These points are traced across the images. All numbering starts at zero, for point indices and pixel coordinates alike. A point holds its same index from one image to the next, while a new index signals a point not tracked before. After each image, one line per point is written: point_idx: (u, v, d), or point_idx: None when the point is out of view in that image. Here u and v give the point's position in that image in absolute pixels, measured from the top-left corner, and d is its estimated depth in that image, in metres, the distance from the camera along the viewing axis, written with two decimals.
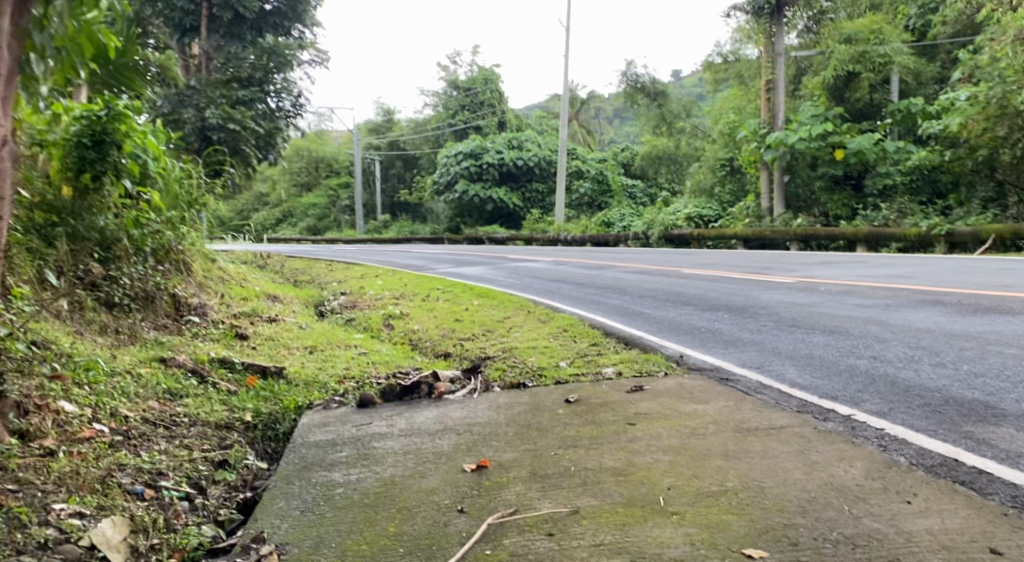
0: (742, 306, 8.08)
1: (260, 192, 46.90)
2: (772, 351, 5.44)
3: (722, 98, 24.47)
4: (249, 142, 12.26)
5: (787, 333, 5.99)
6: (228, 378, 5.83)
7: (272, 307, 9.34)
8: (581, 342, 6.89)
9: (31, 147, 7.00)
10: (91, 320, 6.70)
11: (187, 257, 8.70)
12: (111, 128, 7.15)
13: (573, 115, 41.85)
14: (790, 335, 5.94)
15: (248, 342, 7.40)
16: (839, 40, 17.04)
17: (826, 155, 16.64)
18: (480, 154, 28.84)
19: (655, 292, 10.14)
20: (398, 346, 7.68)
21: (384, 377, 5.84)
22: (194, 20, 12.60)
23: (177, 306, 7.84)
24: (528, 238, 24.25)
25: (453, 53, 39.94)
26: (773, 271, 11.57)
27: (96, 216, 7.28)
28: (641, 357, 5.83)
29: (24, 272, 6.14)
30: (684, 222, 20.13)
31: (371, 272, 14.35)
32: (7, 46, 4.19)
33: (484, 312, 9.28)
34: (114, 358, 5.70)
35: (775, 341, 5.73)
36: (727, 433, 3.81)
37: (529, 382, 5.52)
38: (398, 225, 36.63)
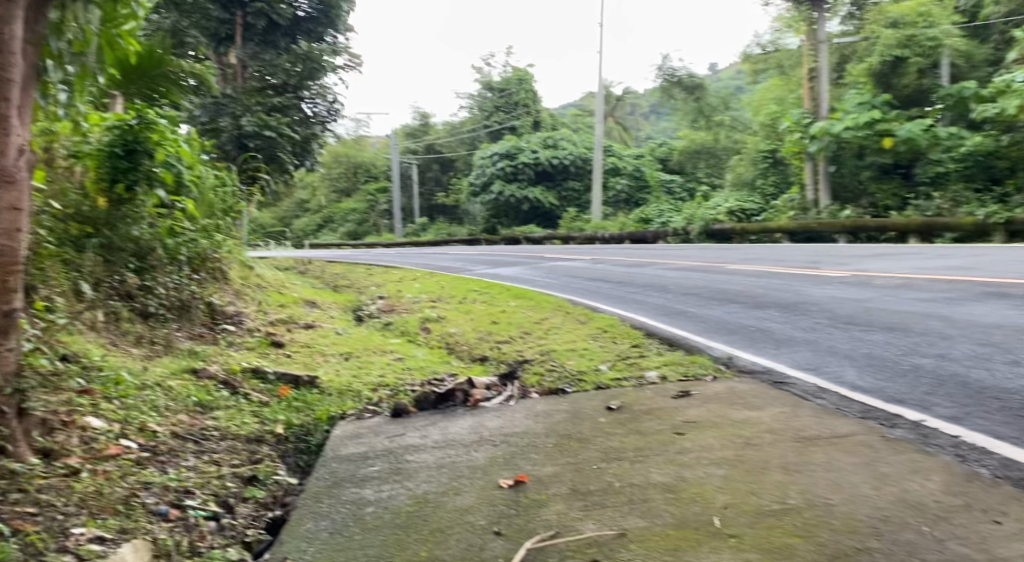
0: (792, 303, 7.73)
1: (299, 198, 47.27)
2: (828, 351, 5.11)
3: (762, 89, 23.96)
4: (285, 149, 12.13)
5: (842, 331, 5.65)
6: (261, 389, 5.62)
7: (309, 313, 9.20)
8: (622, 344, 6.60)
9: (65, 160, 6.90)
10: (126, 331, 6.57)
11: (223, 264, 8.59)
12: (143, 137, 7.03)
13: (609, 112, 41.54)
14: (845, 333, 5.60)
15: (284, 349, 7.22)
16: (885, 24, 16.61)
17: (873, 144, 16.14)
18: (515, 154, 28.68)
19: (699, 290, 9.80)
20: (434, 351, 7.46)
21: (418, 385, 5.61)
22: (229, 30, 12.40)
23: (213, 315, 7.70)
24: (566, 236, 23.95)
25: (486, 54, 39.72)
26: (823, 266, 11.16)
27: (131, 226, 7.12)
28: (687, 360, 5.55)
29: (60, 285, 5.98)
30: (726, 216, 19.72)
31: (408, 275, 14.21)
32: (21, 51, 3.95)
33: (522, 314, 9.02)
34: (144, 370, 5.52)
35: (830, 340, 5.39)
36: (785, 443, 3.51)
37: (569, 388, 5.26)
38: (436, 227, 36.57)
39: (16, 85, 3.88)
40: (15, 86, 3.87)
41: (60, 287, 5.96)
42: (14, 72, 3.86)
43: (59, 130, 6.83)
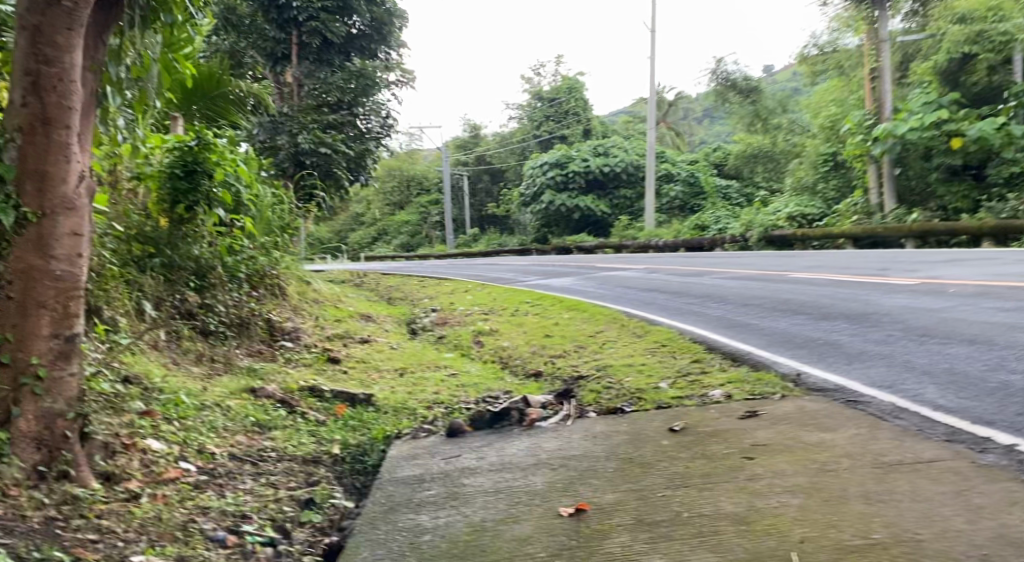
0: (861, 315, 7.44)
1: (355, 212, 47.85)
2: (908, 366, 4.87)
3: (821, 90, 23.45)
4: (341, 165, 12.19)
5: (919, 345, 5.37)
6: (316, 407, 5.24)
7: (364, 327, 9.15)
8: (682, 359, 6.40)
9: (128, 181, 7.03)
10: (188, 349, 6.52)
11: (281, 281, 8.64)
12: (202, 158, 7.13)
13: (663, 119, 41.24)
14: (923, 347, 5.32)
15: (340, 365, 7.10)
16: (953, 20, 16.14)
17: (941, 144, 15.69)
18: (566, 164, 28.55)
19: (760, 300, 9.52)
20: (488, 366, 7.34)
21: (474, 402, 5.45)
22: (285, 49, 12.55)
23: (272, 332, 7.63)
24: (619, 244, 23.71)
25: (536, 64, 39.65)
26: (891, 273, 10.79)
27: (191, 245, 7.20)
28: (752, 377, 5.35)
29: (123, 304, 5.92)
30: (785, 221, 19.29)
31: (462, 287, 14.15)
32: (81, 79, 3.78)
33: (577, 326, 8.86)
34: (203, 391, 5.08)
35: (907, 355, 5.12)
36: (864, 469, 3.30)
37: (628, 407, 5.09)
38: (487, 237, 36.64)
39: (77, 112, 3.71)
40: (76, 113, 3.70)
41: (124, 307, 5.91)
42: (74, 99, 3.69)
43: (122, 153, 6.82)
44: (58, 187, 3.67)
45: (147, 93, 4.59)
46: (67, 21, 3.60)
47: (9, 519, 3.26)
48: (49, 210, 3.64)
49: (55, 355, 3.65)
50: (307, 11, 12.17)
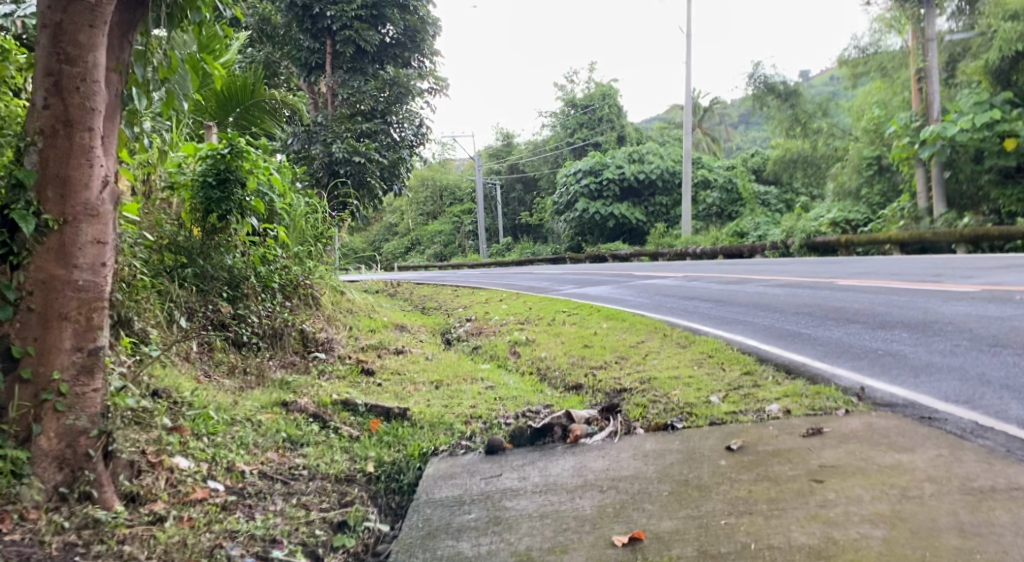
0: (923, 326, 7.10)
1: (388, 222, 47.87)
2: (992, 383, 4.71)
3: (863, 93, 22.89)
4: (375, 174, 11.96)
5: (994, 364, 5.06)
6: (351, 422, 4.99)
7: (399, 338, 8.93)
8: (732, 370, 6.07)
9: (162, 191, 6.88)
10: (219, 362, 6.36)
11: (315, 291, 8.47)
12: (235, 165, 6.91)
13: (697, 124, 40.80)
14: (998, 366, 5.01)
15: (375, 377, 6.87)
16: (1005, 17, 15.48)
17: (993, 146, 15.19)
18: (600, 171, 28.16)
19: (810, 308, 9.16)
20: (526, 378, 7.05)
21: (513, 417, 5.17)
22: (319, 59, 12.44)
23: (306, 342, 7.43)
24: (655, 252, 23.29)
25: (569, 71, 39.30)
26: (946, 278, 10.42)
27: (224, 255, 7.01)
28: (810, 392, 5.07)
29: (154, 315, 5.76)
30: (828, 227, 18.77)
31: (496, 296, 13.90)
32: (105, 80, 3.59)
33: (616, 336, 8.55)
34: (233, 408, 4.77)
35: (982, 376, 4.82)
36: (953, 496, 3.04)
37: (678, 423, 4.79)
38: (520, 246, 36.38)
39: (101, 114, 3.52)
40: (99, 115, 3.51)
41: (154, 317, 5.72)
42: (97, 101, 3.50)
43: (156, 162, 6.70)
44: (80, 193, 3.47)
45: (172, 97, 4.36)
46: (89, 18, 3.41)
47: (27, 545, 3.10)
48: (71, 217, 3.44)
49: (78, 369, 3.44)
50: (341, 20, 11.94)
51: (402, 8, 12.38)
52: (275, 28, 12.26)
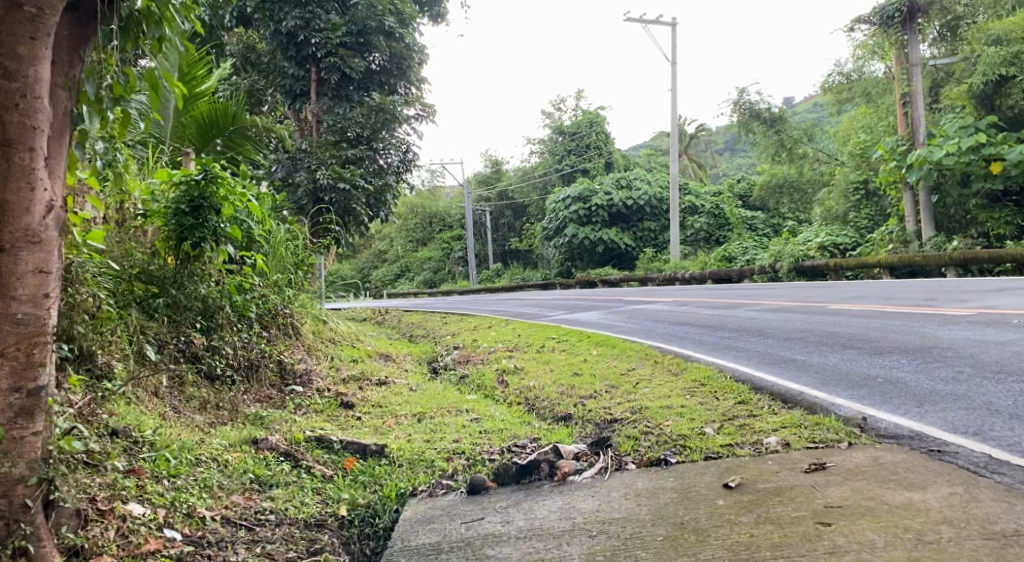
0: (921, 351, 6.94)
1: (377, 248, 47.61)
2: (1001, 415, 4.55)
3: (848, 119, 22.89)
4: (361, 201, 11.43)
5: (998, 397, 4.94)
6: (324, 460, 4.70)
7: (382, 368, 8.60)
8: (726, 400, 5.81)
9: (135, 219, 6.62)
10: (190, 397, 5.99)
11: (295, 320, 8.20)
12: (209, 192, 6.58)
13: (682, 151, 40.88)
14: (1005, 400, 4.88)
15: (355, 411, 6.56)
16: (987, 42, 15.49)
17: (980, 170, 15.13)
18: (589, 198, 28.06)
19: (803, 333, 8.97)
20: (513, 409, 6.77)
21: (498, 452, 4.89)
22: (304, 86, 11.90)
23: (283, 375, 7.13)
24: (644, 277, 23.09)
25: (556, 99, 39.29)
26: (939, 301, 10.34)
27: (198, 284, 6.71)
28: (810, 423, 4.90)
29: (120, 348, 5.42)
30: (817, 251, 18.59)
31: (485, 323, 13.64)
32: (50, 96, 3.34)
33: (606, 363, 8.32)
34: (198, 446, 4.45)
35: (987, 409, 4.70)
36: (975, 541, 3.04)
37: (671, 457, 4.54)
38: (510, 272, 36.14)
39: (44, 133, 3.27)
40: (42, 134, 3.26)
41: (121, 350, 5.42)
42: (40, 117, 3.25)
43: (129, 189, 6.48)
44: (20, 218, 3.20)
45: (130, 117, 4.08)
46: (30, 29, 3.19)
47: None
48: (9, 244, 3.18)
49: (15, 411, 3.17)
50: (326, 47, 11.48)
51: (388, 35, 11.91)
52: (259, 55, 12.23)
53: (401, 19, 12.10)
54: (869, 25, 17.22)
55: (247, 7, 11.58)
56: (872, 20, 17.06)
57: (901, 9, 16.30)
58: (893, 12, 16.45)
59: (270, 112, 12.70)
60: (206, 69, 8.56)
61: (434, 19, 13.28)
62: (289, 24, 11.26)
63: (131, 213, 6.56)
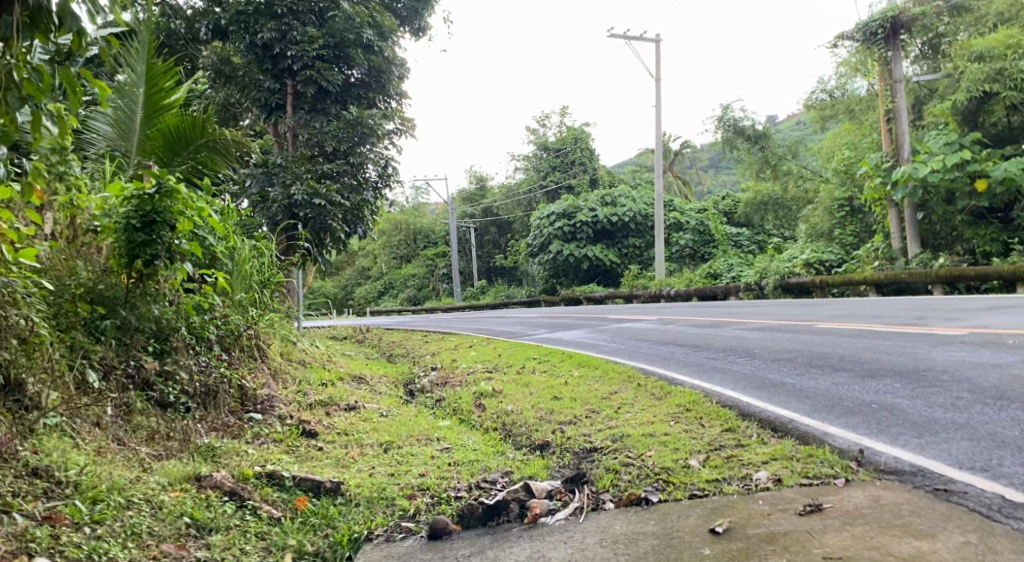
0: (915, 374, 6.62)
1: (362, 265, 47.14)
2: (1009, 448, 4.23)
3: (831, 135, 22.68)
4: (338, 217, 10.75)
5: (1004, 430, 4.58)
6: (273, 499, 4.31)
7: (354, 392, 8.07)
8: (711, 427, 5.45)
9: (86, 235, 6.17)
10: (138, 426, 5.57)
11: (260, 341, 7.75)
12: (164, 206, 6.09)
13: (667, 167, 40.75)
14: (1011, 431, 4.54)
15: (317, 440, 6.10)
16: (970, 58, 15.33)
17: (964, 187, 14.90)
18: (573, 214, 27.77)
19: (791, 354, 8.63)
20: (487, 436, 6.36)
21: (466, 488, 4.51)
22: (280, 99, 11.31)
23: (244, 400, 6.64)
24: (629, 294, 22.80)
25: (541, 116, 39.00)
26: (929, 320, 10.07)
27: (152, 304, 6.25)
28: (801, 455, 4.60)
29: (57, 374, 5.00)
30: (803, 268, 18.36)
31: (466, 342, 13.23)
32: None
33: (587, 386, 7.94)
34: (135, 483, 4.09)
35: (992, 441, 4.38)
36: None
37: (653, 496, 4.16)
38: (495, 289, 35.82)
39: None
40: None
41: (58, 377, 4.98)
42: None
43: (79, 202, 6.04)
44: None
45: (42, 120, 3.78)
46: None
47: None
48: None
49: None
50: (302, 59, 10.92)
51: (366, 48, 11.35)
52: (234, 68, 11.38)
53: (380, 32, 11.56)
54: (852, 41, 17.01)
55: (221, 19, 10.98)
56: (855, 36, 16.88)
57: (884, 26, 16.14)
58: (876, 28, 16.28)
59: (249, 125, 11.96)
60: (175, 80, 8.35)
61: (415, 33, 12.94)
62: (265, 37, 10.71)
63: (82, 228, 6.12)
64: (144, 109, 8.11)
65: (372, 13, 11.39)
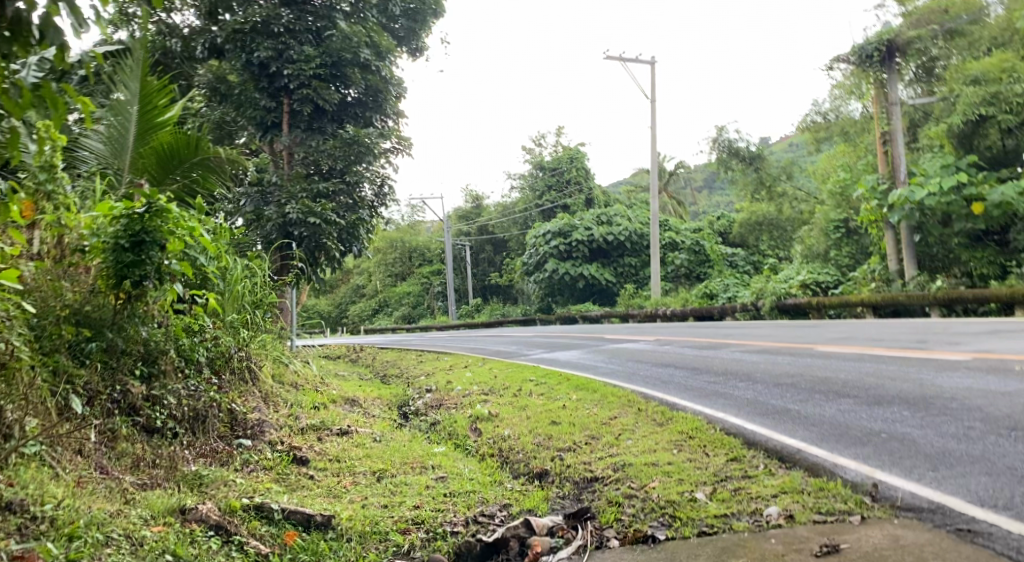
0: (923, 402, 6.44)
1: (356, 282, 46.89)
2: None
3: (826, 156, 22.61)
4: (332, 236, 10.53)
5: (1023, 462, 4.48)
6: (262, 533, 4.15)
7: (347, 416, 7.86)
8: (717, 457, 5.27)
9: (73, 256, 5.97)
10: (122, 453, 5.36)
11: (251, 363, 7.54)
12: (153, 226, 5.89)
13: (661, 187, 40.67)
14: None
15: (308, 467, 5.90)
16: (965, 82, 15.23)
17: (960, 210, 14.79)
18: (569, 232, 27.62)
19: (793, 379, 8.47)
20: (484, 463, 6.18)
21: (463, 523, 4.45)
22: (276, 118, 11.09)
23: (233, 425, 6.41)
24: (625, 314, 22.62)
25: (537, 135, 38.95)
26: (930, 344, 9.94)
27: (140, 325, 6.06)
28: (811, 488, 4.45)
29: (37, 402, 4.86)
30: (799, 289, 18.22)
31: (461, 362, 13.05)
32: None
33: (586, 410, 7.75)
34: (115, 518, 3.94)
35: (1013, 477, 4.28)
36: None
37: (660, 533, 4.13)
38: (491, 307, 35.60)
39: None
40: None
41: (39, 404, 4.85)
42: None
43: (66, 221, 5.88)
44: None
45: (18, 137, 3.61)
46: None
47: None
48: None
49: None
50: (298, 78, 10.75)
51: (363, 67, 11.21)
52: (230, 87, 10.95)
53: (377, 52, 11.39)
54: (847, 64, 17.01)
55: (218, 37, 10.92)
56: (851, 58, 16.82)
57: (880, 49, 16.15)
58: (872, 51, 16.25)
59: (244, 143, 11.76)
60: (169, 98, 8.24)
61: (412, 53, 12.83)
62: (262, 55, 10.57)
63: (70, 247, 5.97)
64: (137, 125, 7.96)
65: (368, 33, 11.24)
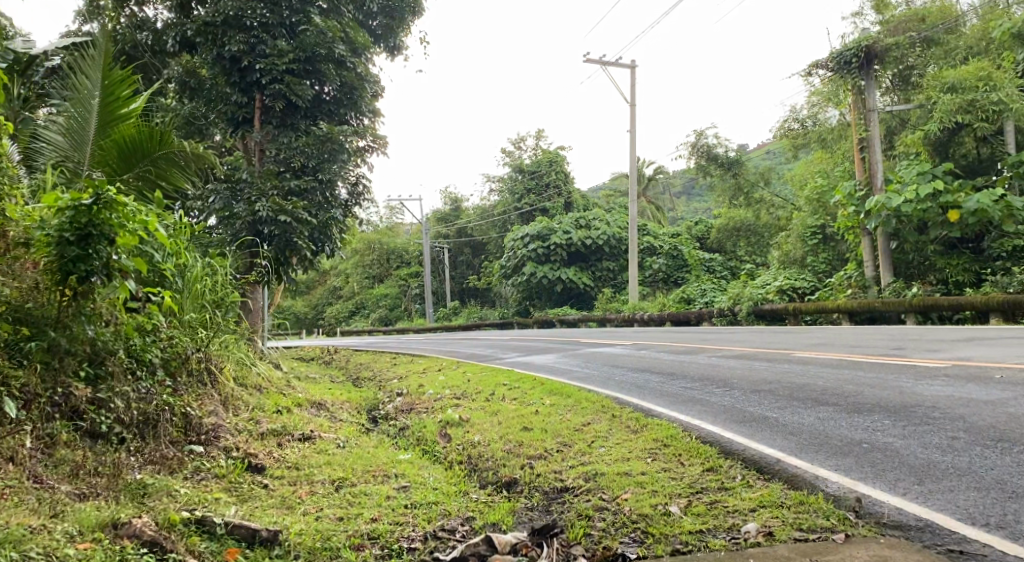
0: (905, 410, 6.22)
1: (333, 284, 46.37)
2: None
3: (803, 163, 22.56)
4: (304, 235, 10.15)
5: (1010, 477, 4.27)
6: (199, 550, 3.89)
7: (310, 420, 7.52)
8: (693, 466, 5.03)
9: (15, 248, 5.59)
10: (61, 461, 5.07)
11: (211, 364, 7.19)
12: (101, 218, 5.45)
13: (639, 193, 40.77)
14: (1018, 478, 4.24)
15: (263, 476, 5.58)
16: (942, 89, 15.14)
17: (937, 218, 14.64)
18: (547, 236, 27.33)
19: (772, 385, 8.24)
20: (451, 472, 5.88)
21: (423, 537, 4.22)
22: (247, 113, 10.76)
23: (187, 430, 6.05)
24: (602, 318, 22.44)
25: (516, 138, 38.69)
26: (909, 351, 9.74)
27: (88, 324, 5.66)
28: (791, 501, 4.24)
29: None
30: (776, 295, 18.03)
31: (434, 365, 12.74)
32: None
33: (559, 416, 7.47)
34: (36, 533, 3.69)
35: (1000, 493, 4.08)
36: None
37: (630, 552, 3.95)
38: (467, 310, 35.24)
39: None
40: None
41: None
42: None
43: None
44: None
45: None
46: None
47: None
48: None
49: None
50: (270, 73, 10.33)
51: (337, 63, 10.83)
52: (200, 81, 10.93)
53: (352, 48, 11.14)
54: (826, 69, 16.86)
55: (187, 30, 10.51)
56: (830, 64, 16.70)
57: (858, 55, 15.99)
58: (850, 57, 16.11)
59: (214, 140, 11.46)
60: (133, 89, 7.83)
61: (390, 51, 12.57)
62: (233, 49, 10.18)
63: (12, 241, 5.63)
64: (98, 117, 7.56)
65: (344, 28, 10.97)
